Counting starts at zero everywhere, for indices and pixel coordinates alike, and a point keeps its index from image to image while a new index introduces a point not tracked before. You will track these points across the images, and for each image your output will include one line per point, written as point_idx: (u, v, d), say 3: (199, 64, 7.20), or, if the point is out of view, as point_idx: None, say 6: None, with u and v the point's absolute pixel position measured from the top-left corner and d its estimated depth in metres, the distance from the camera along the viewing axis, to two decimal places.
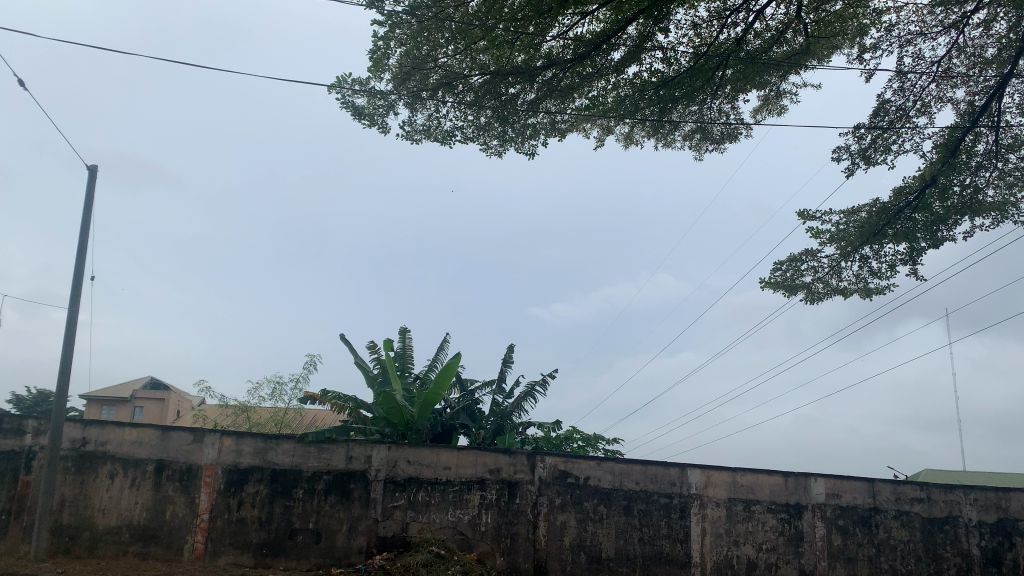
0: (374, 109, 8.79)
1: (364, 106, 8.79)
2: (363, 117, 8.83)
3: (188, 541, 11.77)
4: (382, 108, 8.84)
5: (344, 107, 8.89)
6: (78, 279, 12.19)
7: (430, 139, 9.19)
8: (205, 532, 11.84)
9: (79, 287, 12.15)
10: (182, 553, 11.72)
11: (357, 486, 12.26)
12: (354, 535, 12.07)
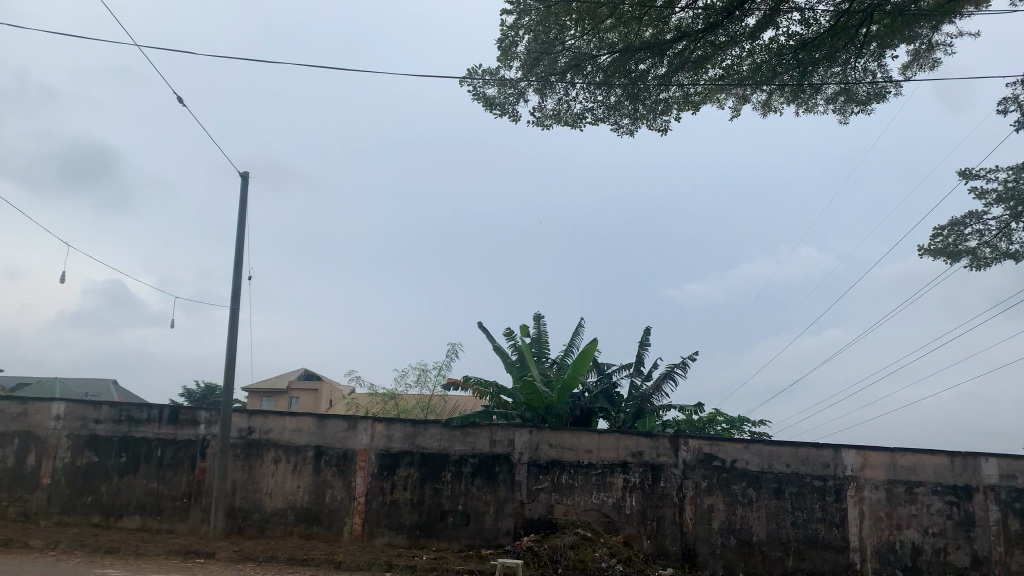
0: (504, 98, 8.90)
1: (495, 96, 8.91)
2: (494, 107, 8.96)
3: (347, 522, 12.43)
4: (512, 96, 8.93)
5: (476, 98, 9.05)
6: (238, 279, 13.09)
7: (560, 123, 9.20)
8: (362, 514, 12.45)
9: (239, 286, 13.05)
10: (342, 534, 12.39)
11: (501, 469, 12.50)
12: (501, 517, 12.34)
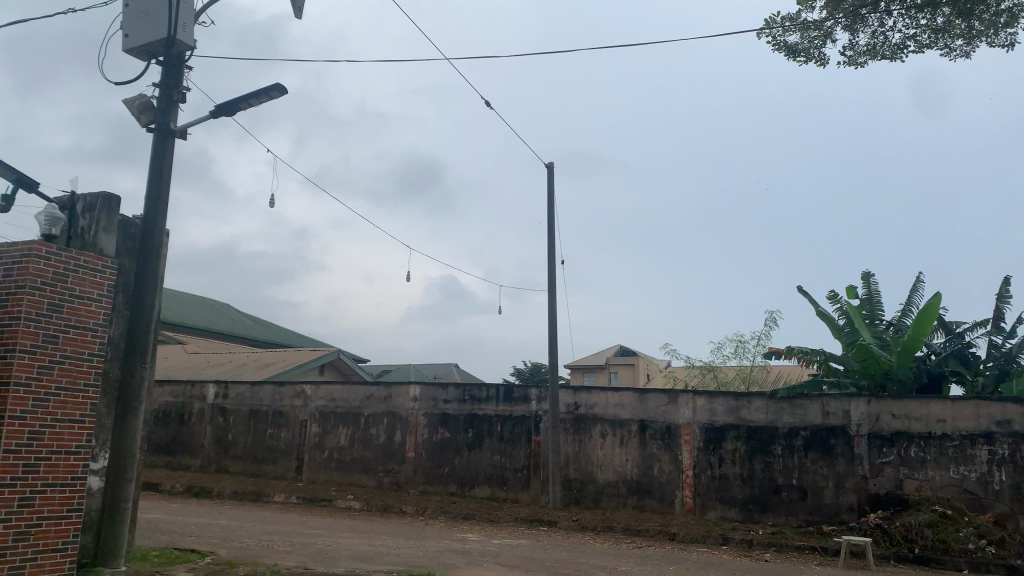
0: (809, 42, 8.27)
1: (798, 42, 8.32)
2: (798, 54, 8.38)
3: (678, 495, 12.52)
4: (818, 39, 8.28)
5: (777, 49, 8.53)
6: (553, 264, 13.80)
7: (877, 59, 8.33)
8: (692, 487, 12.46)
9: (555, 270, 13.76)
10: (674, 507, 12.51)
11: (838, 442, 11.68)
12: (842, 492, 11.54)
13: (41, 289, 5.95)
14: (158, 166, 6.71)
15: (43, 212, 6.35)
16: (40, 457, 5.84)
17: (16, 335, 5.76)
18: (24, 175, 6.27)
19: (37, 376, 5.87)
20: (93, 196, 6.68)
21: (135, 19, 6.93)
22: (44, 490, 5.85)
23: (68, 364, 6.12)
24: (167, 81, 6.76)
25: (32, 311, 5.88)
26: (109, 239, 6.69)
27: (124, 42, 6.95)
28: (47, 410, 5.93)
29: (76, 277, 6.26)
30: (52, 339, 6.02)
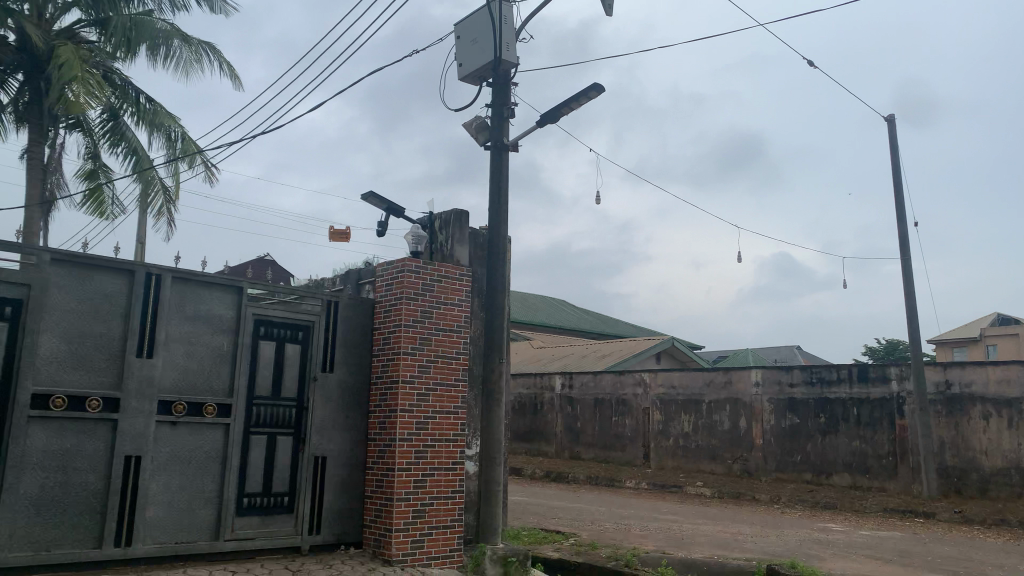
0: None
1: None
2: None
3: None
4: None
5: None
6: (903, 228, 12.47)
7: None
8: None
9: (906, 235, 12.41)
10: None
11: None
12: None
13: (414, 298, 6.82)
14: (497, 179, 7.27)
15: (409, 233, 7.10)
16: (427, 445, 6.70)
17: (400, 339, 6.67)
18: (392, 203, 7.21)
19: (419, 374, 6.74)
20: (447, 214, 7.51)
21: (467, 48, 7.62)
22: (433, 474, 6.70)
23: (441, 363, 6.94)
24: (498, 100, 7.31)
25: (410, 318, 6.76)
26: (463, 249, 7.43)
27: (459, 71, 7.70)
28: (429, 404, 6.78)
29: (440, 285, 7.06)
30: (427, 341, 6.87)
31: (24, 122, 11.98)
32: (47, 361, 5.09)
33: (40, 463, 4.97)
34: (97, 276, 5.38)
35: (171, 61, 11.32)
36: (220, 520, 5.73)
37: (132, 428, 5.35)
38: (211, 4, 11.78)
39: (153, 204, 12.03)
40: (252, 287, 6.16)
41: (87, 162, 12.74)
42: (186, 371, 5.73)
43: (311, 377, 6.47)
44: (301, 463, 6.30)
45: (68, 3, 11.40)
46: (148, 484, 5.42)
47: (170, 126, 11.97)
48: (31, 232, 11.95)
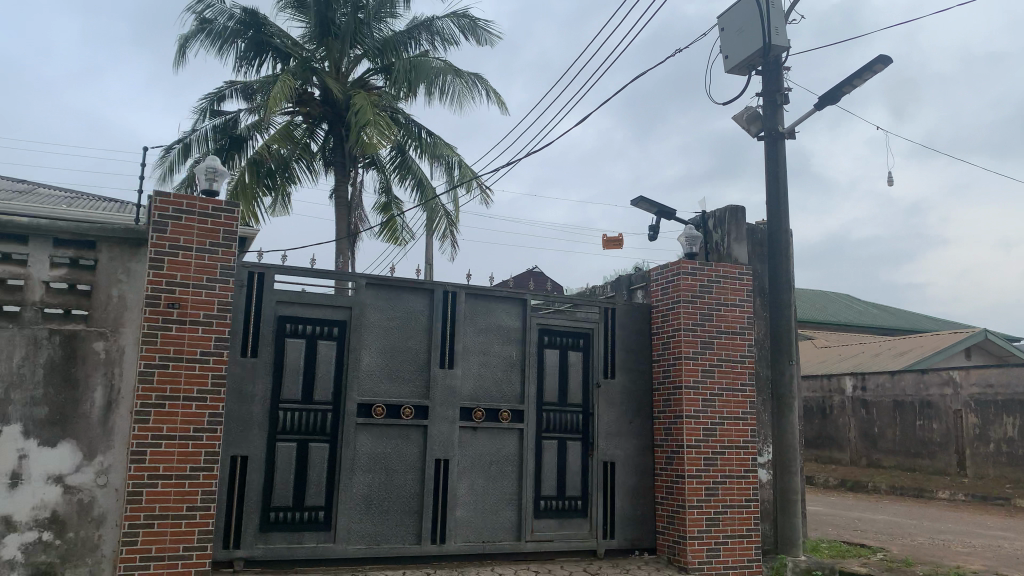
0: None
1: None
2: None
3: None
4: None
5: None
6: None
7: None
8: None
9: None
10: None
11: None
12: None
13: (693, 301, 6.68)
14: (774, 171, 6.90)
15: (682, 236, 6.93)
16: (716, 451, 6.51)
17: (681, 344, 6.57)
18: (663, 206, 6.88)
19: (703, 378, 6.58)
20: (721, 211, 7.20)
21: (734, 40, 7.33)
22: (725, 480, 6.49)
23: (725, 366, 6.72)
24: (770, 87, 6.94)
25: (690, 321, 6.64)
26: (741, 247, 7.13)
27: (725, 63, 7.44)
28: (715, 408, 6.59)
29: (719, 286, 6.84)
30: (710, 344, 6.69)
31: (331, 166, 13.60)
32: (368, 374, 5.70)
33: (368, 465, 5.58)
34: (404, 296, 5.94)
35: (446, 95, 12.23)
36: (520, 521, 6.02)
37: (439, 433, 5.82)
38: (477, 37, 12.56)
39: (438, 228, 13.06)
40: (535, 298, 6.43)
41: (381, 196, 14.16)
42: (482, 380, 6.11)
43: (595, 383, 6.58)
44: (592, 468, 6.42)
45: (358, 56, 12.79)
46: (456, 486, 5.84)
47: (448, 155, 12.92)
48: (341, 262, 13.54)
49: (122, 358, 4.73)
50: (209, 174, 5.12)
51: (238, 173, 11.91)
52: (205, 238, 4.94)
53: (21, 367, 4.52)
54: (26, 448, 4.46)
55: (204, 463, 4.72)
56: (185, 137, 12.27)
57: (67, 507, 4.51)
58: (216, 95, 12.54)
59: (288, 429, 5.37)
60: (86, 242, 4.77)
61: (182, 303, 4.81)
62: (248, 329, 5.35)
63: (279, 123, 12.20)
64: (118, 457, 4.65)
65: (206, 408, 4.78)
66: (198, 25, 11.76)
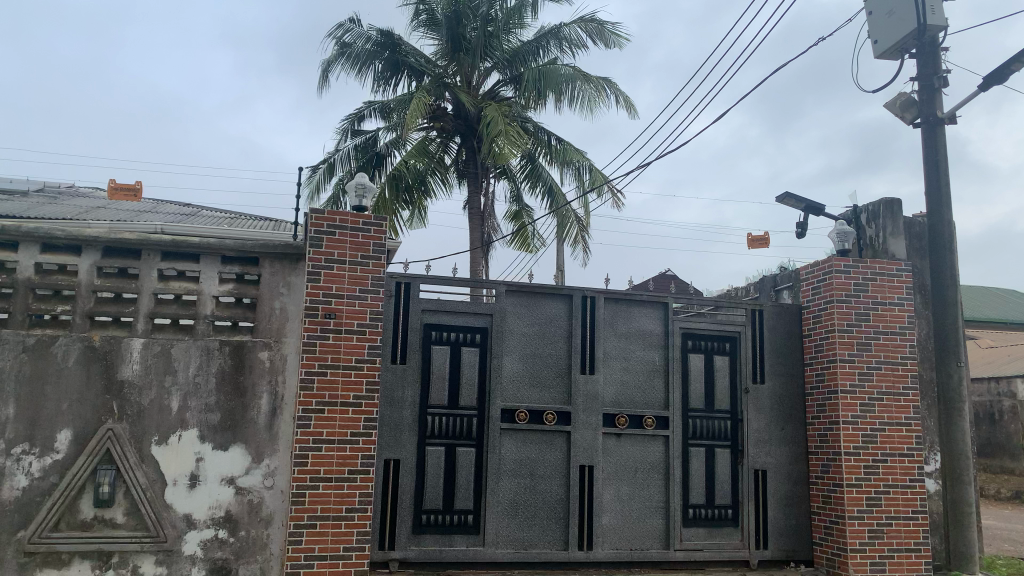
0: None
1: None
2: None
3: None
4: None
5: None
6: None
7: None
8: None
9: None
10: None
11: None
12: None
13: (847, 301, 6.34)
14: (936, 161, 6.44)
15: (833, 232, 6.57)
16: (878, 459, 6.13)
17: (834, 346, 6.24)
18: (811, 201, 6.57)
19: (860, 383, 6.22)
20: (874, 204, 6.77)
21: (880, 21, 6.72)
22: (888, 491, 6.10)
23: (885, 369, 6.32)
24: (927, 70, 6.41)
25: (844, 322, 6.29)
26: (899, 242, 6.69)
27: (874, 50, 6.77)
28: (874, 414, 6.21)
29: (875, 284, 6.45)
30: (867, 346, 6.31)
31: (464, 177, 13.90)
32: (511, 380, 5.76)
33: (514, 470, 5.63)
34: (544, 302, 5.97)
35: (576, 101, 12.22)
36: (668, 529, 5.89)
37: (583, 439, 5.79)
38: (605, 40, 12.49)
39: (570, 234, 13.06)
40: (676, 302, 6.29)
41: (513, 205, 14.32)
42: (625, 386, 6.03)
43: (743, 388, 6.35)
44: (741, 476, 6.19)
45: (488, 68, 13.01)
46: (602, 493, 5.79)
47: (579, 161, 12.91)
48: (476, 271, 13.79)
49: (284, 366, 5.01)
50: (358, 191, 5.34)
51: (378, 188, 12.40)
52: (356, 250, 5.16)
53: (197, 376, 4.87)
54: (202, 451, 4.80)
55: (360, 466, 4.92)
56: (329, 156, 12.90)
57: (239, 507, 4.82)
58: (356, 115, 13.12)
59: (436, 434, 5.51)
60: (250, 258, 5.09)
61: (338, 312, 5.04)
62: (397, 337, 5.54)
63: (415, 138, 12.61)
64: (283, 460, 4.92)
65: (362, 412, 4.98)
66: (338, 49, 12.35)
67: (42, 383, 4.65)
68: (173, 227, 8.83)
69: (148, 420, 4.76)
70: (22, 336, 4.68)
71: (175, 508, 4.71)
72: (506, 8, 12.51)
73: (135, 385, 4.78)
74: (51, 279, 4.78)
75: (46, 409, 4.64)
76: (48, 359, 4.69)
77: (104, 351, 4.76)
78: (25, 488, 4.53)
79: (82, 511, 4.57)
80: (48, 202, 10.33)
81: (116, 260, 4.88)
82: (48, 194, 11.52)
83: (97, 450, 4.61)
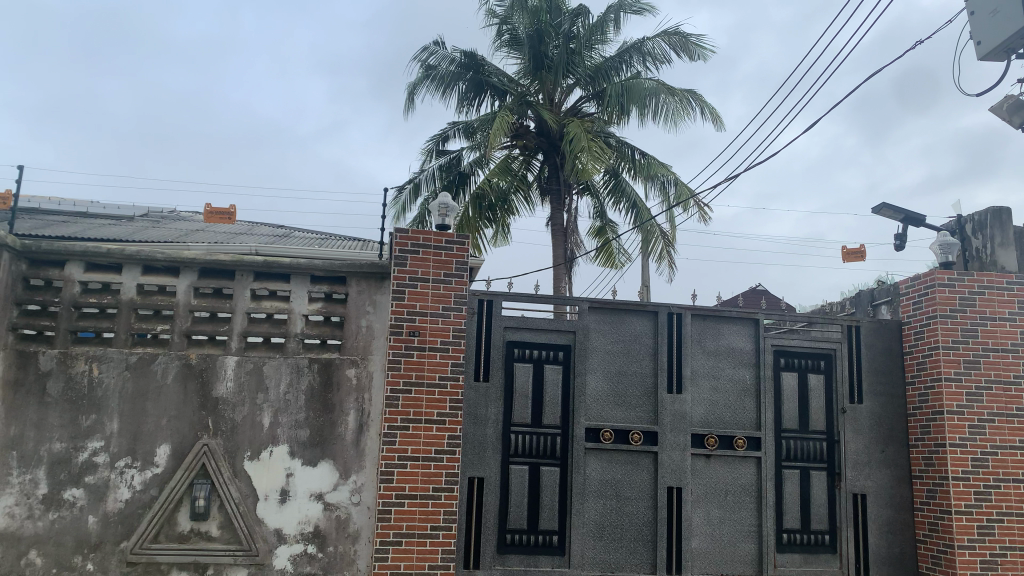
0: None
1: None
2: None
3: None
4: None
5: None
6: None
7: None
8: None
9: None
10: None
11: None
12: None
13: (952, 316, 5.99)
14: None
15: (934, 244, 6.23)
16: (990, 485, 5.75)
17: (939, 364, 5.90)
18: (910, 212, 6.25)
19: (968, 404, 5.86)
20: (981, 213, 6.37)
21: (984, 22, 6.16)
22: (1001, 518, 5.71)
23: (996, 388, 5.94)
24: None
25: (949, 339, 5.95)
26: (1009, 253, 6.28)
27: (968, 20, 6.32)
28: (985, 436, 5.84)
29: (983, 298, 6.08)
30: (975, 365, 5.95)
31: (547, 194, 13.90)
32: (596, 398, 5.67)
33: (599, 490, 5.53)
34: (629, 319, 5.87)
35: (660, 114, 12.06)
36: (762, 555, 5.66)
37: (671, 460, 5.64)
38: (689, 53, 12.31)
39: (655, 250, 12.86)
40: (767, 318, 6.08)
41: (596, 221, 14.22)
42: (714, 406, 5.85)
43: (839, 408, 6.07)
44: (840, 500, 5.90)
45: (571, 84, 13.01)
46: (691, 516, 5.62)
47: (663, 175, 12.72)
48: (559, 287, 13.73)
49: (371, 383, 5.08)
50: (441, 210, 5.39)
51: (462, 207, 12.54)
52: (440, 268, 5.20)
53: (287, 393, 4.99)
54: (293, 467, 4.91)
55: (445, 484, 4.93)
56: (414, 177, 13.14)
57: (327, 523, 4.89)
58: (441, 136, 13.32)
59: (520, 453, 5.46)
60: (337, 277, 5.20)
61: (422, 330, 5.08)
62: (480, 354, 5.54)
63: (498, 157, 12.70)
64: (370, 476, 4.97)
65: (446, 430, 4.99)
66: (423, 72, 12.59)
67: (144, 399, 4.86)
68: (266, 248, 9.14)
69: (241, 436, 4.90)
70: (125, 354, 4.90)
71: (267, 522, 4.82)
72: (587, 25, 12.55)
73: (228, 402, 4.93)
74: (152, 299, 5.01)
75: (147, 424, 4.83)
76: (148, 376, 4.89)
77: (200, 368, 4.94)
78: (128, 500, 4.73)
79: (179, 523, 4.73)
80: (151, 226, 10.87)
81: (211, 280, 5.08)
82: (151, 218, 12.12)
83: (194, 464, 4.77)
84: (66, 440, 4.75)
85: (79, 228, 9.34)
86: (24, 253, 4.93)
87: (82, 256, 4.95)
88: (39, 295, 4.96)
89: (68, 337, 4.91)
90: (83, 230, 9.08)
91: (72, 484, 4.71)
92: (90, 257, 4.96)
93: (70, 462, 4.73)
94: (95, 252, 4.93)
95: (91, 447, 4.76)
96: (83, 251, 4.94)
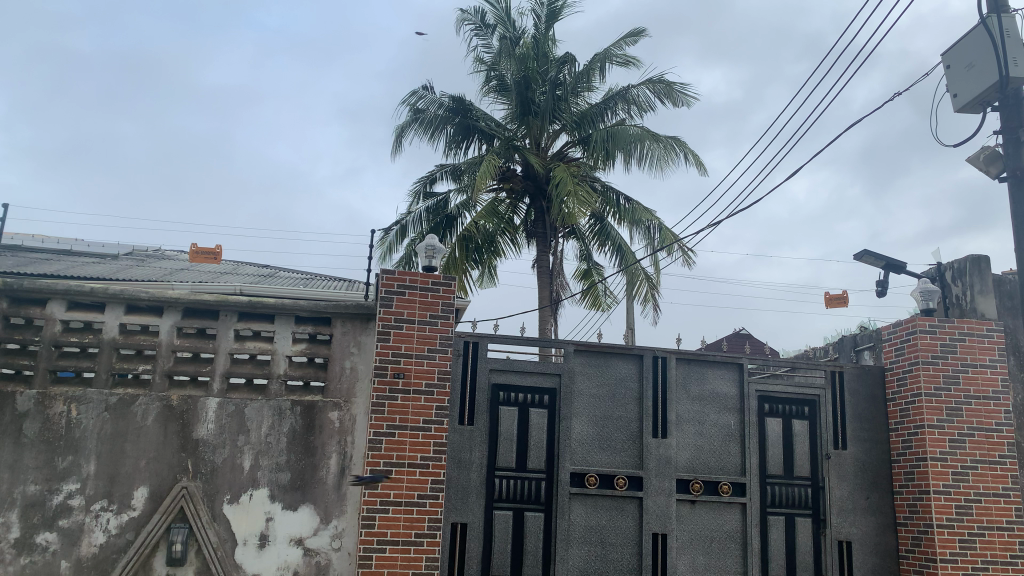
0: None
1: None
2: None
3: None
4: None
5: None
6: None
7: None
8: None
9: None
10: None
11: None
12: None
13: (935, 362, 6.03)
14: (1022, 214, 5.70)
15: (917, 290, 6.29)
16: (974, 533, 5.75)
17: (922, 411, 5.92)
18: (891, 259, 6.33)
19: (951, 451, 5.87)
20: (960, 261, 6.47)
21: (960, 75, 6.28)
22: (987, 567, 5.70)
23: (978, 436, 5.97)
24: (1012, 123, 5.89)
25: (932, 385, 5.98)
26: (989, 301, 6.35)
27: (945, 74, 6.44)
28: (969, 484, 5.85)
29: (964, 345, 6.13)
30: (957, 412, 5.98)
31: (533, 237, 13.97)
32: (581, 443, 5.63)
33: (584, 537, 5.47)
34: (614, 362, 5.87)
35: (645, 161, 12.24)
36: None
37: (656, 506, 5.60)
38: (673, 100, 12.54)
39: (640, 293, 12.90)
40: (751, 363, 6.09)
41: (582, 263, 14.29)
42: (699, 451, 5.83)
43: (824, 454, 6.06)
44: (825, 547, 5.86)
45: (557, 129, 13.19)
46: (675, 563, 5.55)
47: (648, 220, 12.88)
48: (545, 330, 13.78)
49: (353, 427, 5.03)
50: (427, 252, 5.40)
51: (449, 249, 12.54)
52: (425, 310, 5.19)
53: (268, 435, 4.93)
54: (272, 511, 4.83)
55: (427, 530, 4.86)
56: (401, 219, 13.19)
57: (307, 568, 4.80)
58: (428, 178, 13.42)
59: (504, 498, 5.40)
60: (323, 318, 5.18)
61: (407, 372, 5.06)
62: (464, 397, 5.51)
63: (485, 201, 12.78)
64: (350, 522, 4.90)
65: (430, 474, 4.95)
66: (412, 116, 12.74)
67: (122, 440, 4.79)
68: (250, 287, 9.13)
69: (220, 479, 4.82)
70: (105, 395, 4.84)
71: (244, 568, 4.72)
72: (573, 72, 12.68)
73: (209, 444, 4.87)
74: (134, 338, 4.97)
75: (125, 466, 4.76)
76: (128, 418, 4.83)
77: (182, 410, 4.89)
78: (102, 545, 4.63)
79: (155, 569, 4.64)
80: (135, 264, 10.86)
81: (195, 320, 5.04)
82: (136, 256, 12.09)
83: (171, 508, 4.68)
84: (41, 482, 4.66)
85: (62, 266, 9.30)
86: (5, 290, 4.87)
87: (64, 294, 4.91)
88: (18, 333, 4.89)
89: (47, 376, 4.85)
90: (65, 269, 9.03)
91: (45, 528, 4.60)
92: (73, 295, 4.92)
93: (44, 505, 4.63)
94: (78, 290, 4.89)
95: (67, 490, 4.67)
96: (65, 289, 4.89)
